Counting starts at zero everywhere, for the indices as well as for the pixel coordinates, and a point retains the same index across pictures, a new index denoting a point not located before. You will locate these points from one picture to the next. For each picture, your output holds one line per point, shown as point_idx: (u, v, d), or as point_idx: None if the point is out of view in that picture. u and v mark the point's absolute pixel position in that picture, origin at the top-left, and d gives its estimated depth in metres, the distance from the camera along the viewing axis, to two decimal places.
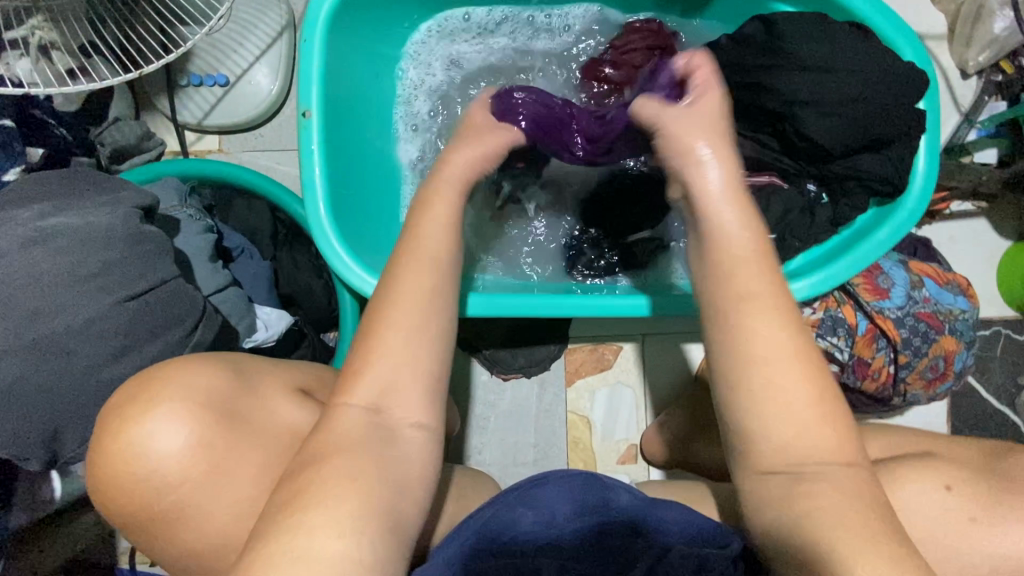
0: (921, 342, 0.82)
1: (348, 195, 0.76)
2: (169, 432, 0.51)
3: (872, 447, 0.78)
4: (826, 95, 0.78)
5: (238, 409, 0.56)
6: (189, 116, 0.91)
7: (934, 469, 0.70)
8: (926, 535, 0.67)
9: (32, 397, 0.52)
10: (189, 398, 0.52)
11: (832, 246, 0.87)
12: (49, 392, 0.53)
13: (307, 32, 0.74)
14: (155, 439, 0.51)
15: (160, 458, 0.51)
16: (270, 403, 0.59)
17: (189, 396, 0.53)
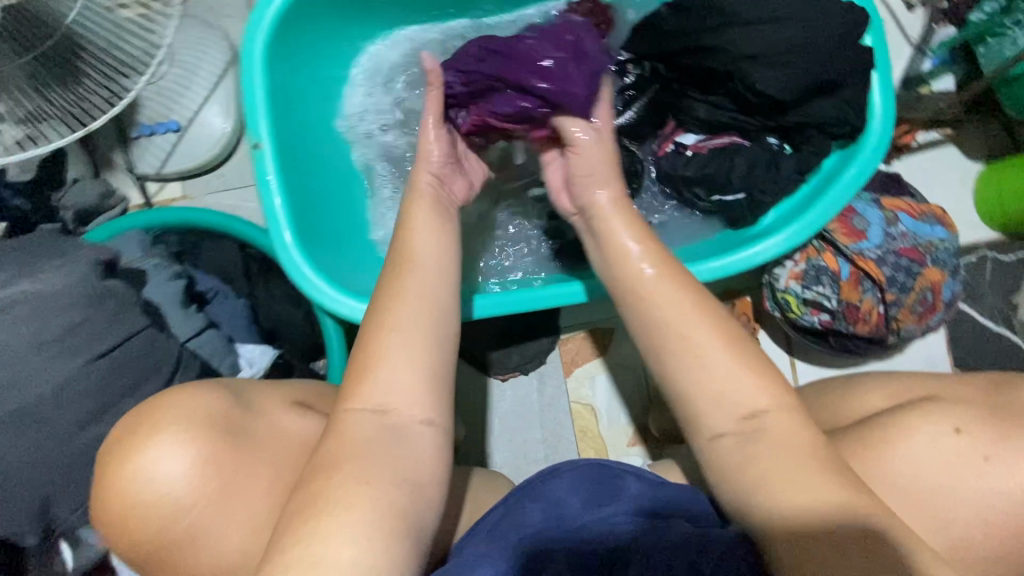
0: (905, 278, 0.83)
1: (311, 218, 0.79)
2: (171, 459, 0.54)
3: (871, 399, 0.67)
4: (769, 48, 0.76)
5: (242, 429, 0.58)
6: (148, 166, 1.01)
7: (937, 411, 0.59)
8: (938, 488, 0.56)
9: (15, 468, 0.55)
10: (187, 425, 0.55)
11: (803, 194, 0.85)
12: (31, 460, 0.55)
13: (246, 65, 0.76)
14: (158, 465, 0.53)
15: (166, 482, 0.53)
16: (270, 422, 0.61)
17: (186, 421, 0.56)
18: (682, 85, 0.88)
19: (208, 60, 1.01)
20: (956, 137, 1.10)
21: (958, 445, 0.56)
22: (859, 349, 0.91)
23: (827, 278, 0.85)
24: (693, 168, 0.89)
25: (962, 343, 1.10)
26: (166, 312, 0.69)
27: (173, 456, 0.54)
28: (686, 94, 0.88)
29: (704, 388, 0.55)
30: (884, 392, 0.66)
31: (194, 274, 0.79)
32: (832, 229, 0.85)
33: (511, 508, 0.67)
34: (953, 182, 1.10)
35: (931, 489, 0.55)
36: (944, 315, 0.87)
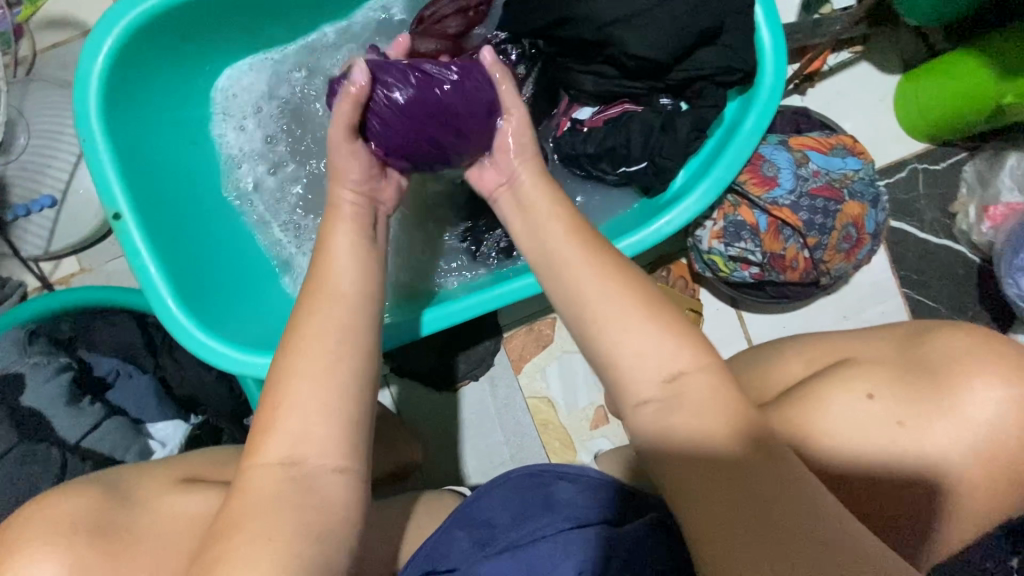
0: (824, 218, 0.80)
1: (197, 278, 0.75)
2: (44, 571, 0.49)
3: (795, 363, 0.64)
4: (635, 7, 0.71)
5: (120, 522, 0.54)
6: (34, 248, 0.94)
7: (854, 374, 0.56)
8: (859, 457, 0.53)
9: None
10: (54, 531, 0.51)
11: (709, 150, 0.81)
12: None
13: (84, 131, 0.70)
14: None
15: None
16: (157, 504, 0.58)
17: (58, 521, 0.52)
18: (564, 59, 0.83)
19: (70, 123, 0.94)
20: (867, 52, 1.06)
21: (877, 409, 0.54)
22: (795, 295, 0.89)
23: (750, 230, 0.81)
24: (593, 144, 0.84)
25: (905, 262, 1.08)
26: (53, 419, 0.68)
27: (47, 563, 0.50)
28: (571, 68, 0.83)
29: (615, 366, 0.48)
30: (808, 358, 0.63)
31: (90, 360, 0.76)
32: (743, 181, 0.82)
33: (446, 538, 0.63)
34: (872, 100, 1.07)
35: (862, 458, 0.53)
36: (873, 246, 0.85)
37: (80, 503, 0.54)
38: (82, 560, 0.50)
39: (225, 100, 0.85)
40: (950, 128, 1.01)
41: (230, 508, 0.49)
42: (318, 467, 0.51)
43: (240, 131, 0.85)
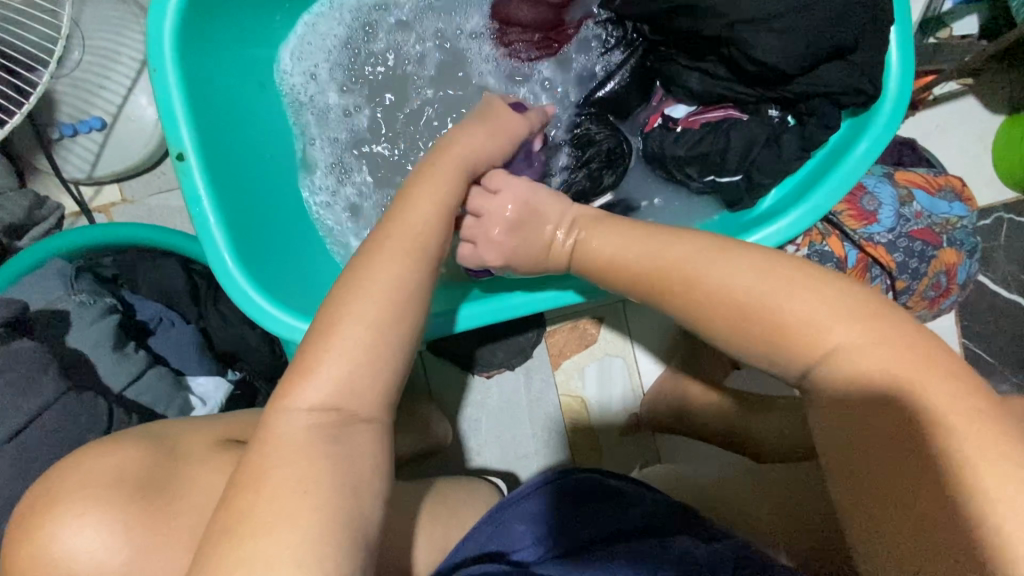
0: (918, 263, 0.75)
1: (254, 232, 0.70)
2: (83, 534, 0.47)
3: None
4: (768, 8, 0.65)
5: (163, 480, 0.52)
6: (77, 170, 0.90)
7: None
8: None
9: None
10: (92, 485, 0.48)
11: (808, 171, 0.75)
12: None
13: (155, 58, 0.64)
14: (70, 535, 0.46)
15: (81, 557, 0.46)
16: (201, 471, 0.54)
17: (101, 475, 0.49)
18: (670, 50, 0.77)
19: (129, 43, 0.88)
20: (975, 87, 0.99)
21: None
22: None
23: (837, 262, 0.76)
24: (685, 146, 0.79)
25: (969, 313, 1.04)
26: (98, 365, 0.65)
27: (89, 523, 0.47)
28: (676, 61, 0.77)
29: None
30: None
31: (133, 302, 0.74)
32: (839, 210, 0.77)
33: (498, 524, 0.67)
34: (970, 138, 1.00)
35: None
36: (957, 296, 0.80)
37: (123, 459, 0.51)
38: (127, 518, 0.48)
39: (299, 46, 0.80)
40: None
41: (251, 457, 0.47)
42: (376, 452, 0.48)
43: (311, 82, 0.80)
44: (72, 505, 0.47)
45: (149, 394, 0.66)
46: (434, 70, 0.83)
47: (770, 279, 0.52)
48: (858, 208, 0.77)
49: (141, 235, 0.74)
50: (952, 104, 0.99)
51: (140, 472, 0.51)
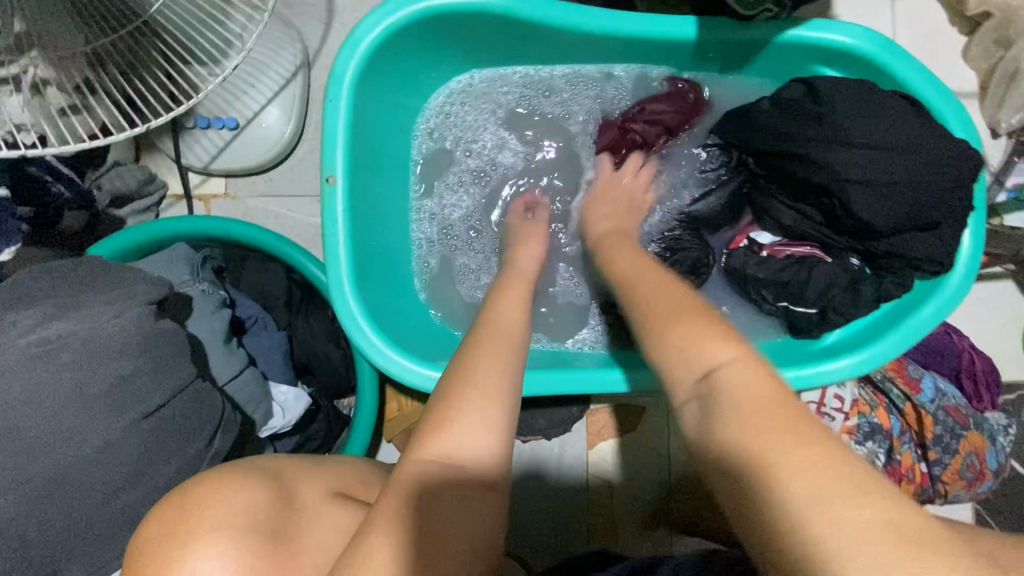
0: (952, 438, 0.82)
1: (369, 257, 0.75)
2: (217, 571, 0.43)
3: None
4: (877, 175, 0.72)
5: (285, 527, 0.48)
6: (195, 159, 0.94)
7: None
8: None
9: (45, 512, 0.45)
10: (233, 524, 0.44)
11: (873, 319, 0.83)
12: (74, 523, 0.45)
13: (334, 89, 0.71)
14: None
15: None
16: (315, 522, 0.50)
17: (236, 517, 0.45)
18: (770, 183, 0.84)
19: (282, 60, 0.94)
20: (1016, 273, 1.08)
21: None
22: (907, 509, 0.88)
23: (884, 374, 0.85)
24: (766, 270, 0.85)
25: None
26: (208, 353, 0.62)
27: (220, 556, 0.43)
28: (774, 195, 0.84)
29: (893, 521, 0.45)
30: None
31: (235, 297, 0.76)
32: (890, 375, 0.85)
33: None
34: (1007, 317, 1.08)
35: None
36: (991, 482, 0.86)
37: (251, 498, 0.47)
38: (263, 566, 0.45)
39: (445, 104, 0.88)
40: None
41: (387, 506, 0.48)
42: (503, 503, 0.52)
43: (447, 137, 0.88)
44: (207, 541, 0.43)
45: (246, 393, 0.64)
46: (557, 152, 0.90)
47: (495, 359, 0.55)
48: (905, 375, 0.85)
49: (248, 235, 0.77)
50: (994, 282, 1.08)
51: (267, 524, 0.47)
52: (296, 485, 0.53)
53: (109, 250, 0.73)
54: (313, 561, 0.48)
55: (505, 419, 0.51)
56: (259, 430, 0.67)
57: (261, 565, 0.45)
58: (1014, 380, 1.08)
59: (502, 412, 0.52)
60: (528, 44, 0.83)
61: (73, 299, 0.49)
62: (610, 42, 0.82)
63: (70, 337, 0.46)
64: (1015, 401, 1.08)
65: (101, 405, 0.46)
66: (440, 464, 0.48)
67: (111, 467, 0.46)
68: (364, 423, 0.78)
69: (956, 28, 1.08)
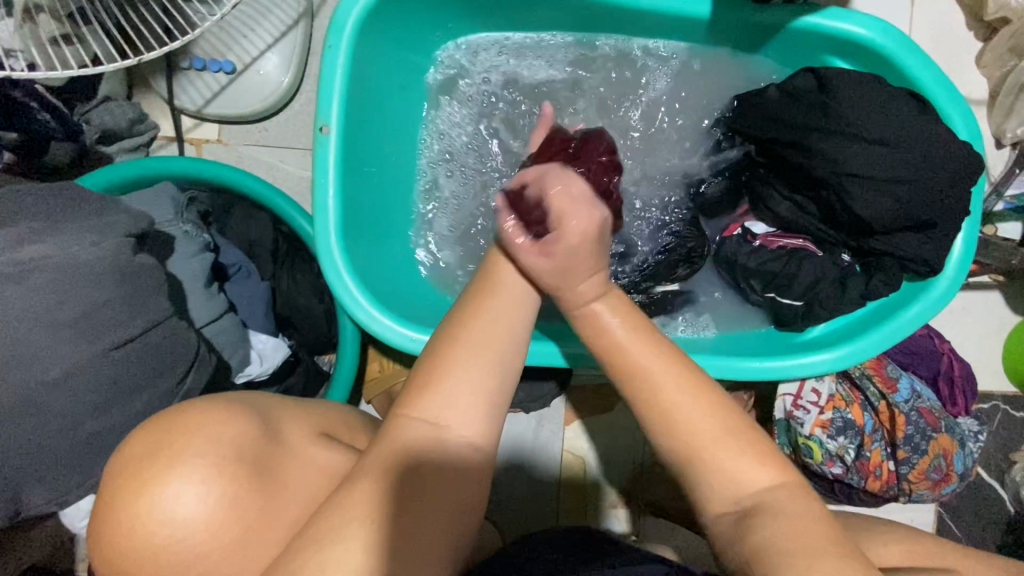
0: (921, 439, 0.83)
1: (358, 213, 0.74)
2: (192, 497, 0.43)
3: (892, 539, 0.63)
4: (877, 169, 0.72)
5: (267, 463, 0.48)
6: (188, 102, 0.92)
7: None
8: None
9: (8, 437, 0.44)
10: (216, 453, 0.44)
11: (859, 316, 0.83)
12: (36, 449, 0.45)
13: (334, 36, 0.69)
14: (175, 494, 0.42)
15: (179, 526, 0.42)
16: (295, 456, 0.52)
17: (223, 447, 0.45)
18: (769, 172, 0.84)
19: (284, 6, 0.91)
20: (1003, 284, 1.08)
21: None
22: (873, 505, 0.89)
23: (863, 371, 0.85)
24: (755, 260, 0.84)
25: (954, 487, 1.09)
26: (187, 294, 0.61)
27: (200, 482, 0.43)
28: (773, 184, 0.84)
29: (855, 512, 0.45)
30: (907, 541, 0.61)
31: (220, 243, 0.75)
32: (868, 373, 0.85)
33: None
34: (989, 327, 1.10)
35: None
36: (957, 485, 0.87)
37: (237, 431, 0.47)
38: (238, 494, 0.45)
39: (444, 64, 0.86)
40: None
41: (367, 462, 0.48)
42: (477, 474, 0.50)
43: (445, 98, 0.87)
44: (191, 464, 0.43)
45: (224, 338, 0.63)
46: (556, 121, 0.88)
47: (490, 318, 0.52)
48: (882, 374, 0.86)
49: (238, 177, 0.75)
50: (981, 292, 1.09)
51: (252, 455, 0.47)
52: (282, 423, 0.53)
53: (95, 181, 0.72)
54: (293, 495, 0.49)
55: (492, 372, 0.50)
56: (235, 376, 0.66)
57: (232, 498, 0.44)
58: (990, 390, 1.10)
59: (492, 369, 0.50)
60: (538, 6, 0.81)
61: (48, 224, 0.48)
62: (621, 12, 0.81)
63: (43, 261, 0.45)
64: (988, 411, 1.10)
65: (71, 332, 0.45)
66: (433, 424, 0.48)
67: (79, 395, 0.46)
68: (342, 381, 0.78)
69: (973, 31, 1.07)
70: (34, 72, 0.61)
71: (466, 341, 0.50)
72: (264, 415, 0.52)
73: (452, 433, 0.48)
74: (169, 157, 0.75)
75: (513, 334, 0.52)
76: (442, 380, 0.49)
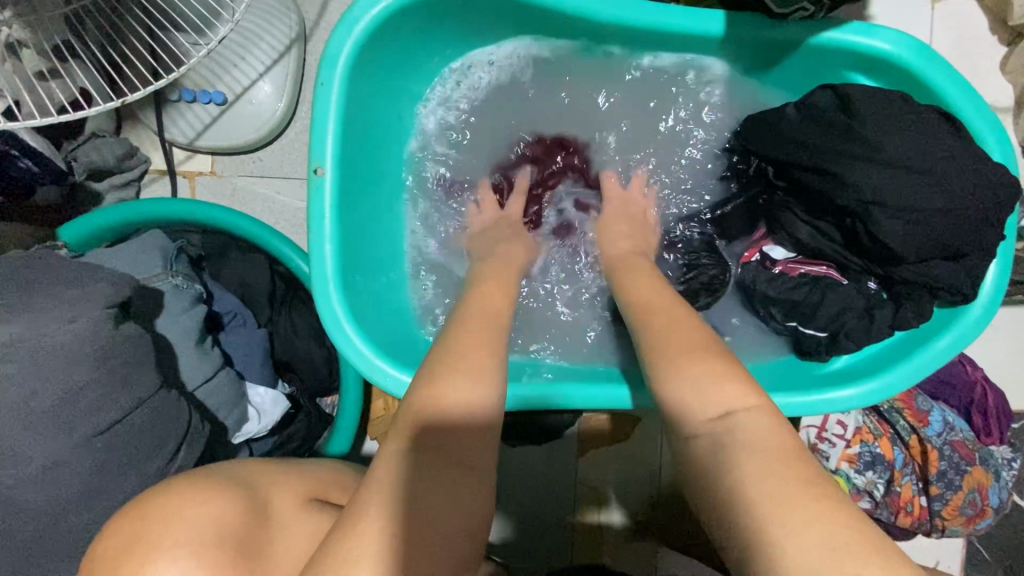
0: (956, 474, 0.79)
1: (358, 254, 0.71)
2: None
3: None
4: (906, 197, 0.68)
5: (253, 542, 0.45)
6: (179, 134, 0.89)
7: None
8: None
9: None
10: (198, 535, 0.41)
11: (885, 346, 0.80)
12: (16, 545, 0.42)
13: (326, 72, 0.65)
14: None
15: None
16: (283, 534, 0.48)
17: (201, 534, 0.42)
18: (789, 197, 0.80)
19: (276, 31, 0.87)
20: None
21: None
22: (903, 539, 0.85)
23: (891, 403, 0.81)
24: (775, 288, 0.81)
25: None
26: (178, 354, 0.58)
27: (181, 566, 0.39)
28: (791, 209, 0.80)
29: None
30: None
31: (214, 290, 0.72)
32: (896, 405, 0.81)
33: None
34: (1018, 344, 1.05)
35: None
36: (992, 518, 0.83)
37: (222, 509, 0.44)
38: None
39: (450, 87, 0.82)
40: None
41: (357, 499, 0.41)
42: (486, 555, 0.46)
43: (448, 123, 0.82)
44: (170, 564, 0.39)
45: (219, 398, 0.60)
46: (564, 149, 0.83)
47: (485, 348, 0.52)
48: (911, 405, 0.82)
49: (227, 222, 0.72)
50: (1009, 308, 1.04)
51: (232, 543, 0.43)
52: (267, 494, 0.51)
53: (74, 234, 0.69)
54: (284, 573, 0.46)
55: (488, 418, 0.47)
56: (232, 435, 0.63)
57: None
58: (1020, 409, 1.05)
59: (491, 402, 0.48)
60: (542, 28, 0.76)
61: (22, 299, 0.44)
62: (630, 31, 0.76)
63: (17, 343, 0.42)
64: (1017, 431, 1.06)
65: (48, 420, 0.41)
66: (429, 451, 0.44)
67: (59, 488, 0.42)
68: (344, 431, 0.74)
69: (995, 35, 1.02)
70: (10, 122, 0.58)
71: (458, 362, 0.49)
72: (250, 489, 0.49)
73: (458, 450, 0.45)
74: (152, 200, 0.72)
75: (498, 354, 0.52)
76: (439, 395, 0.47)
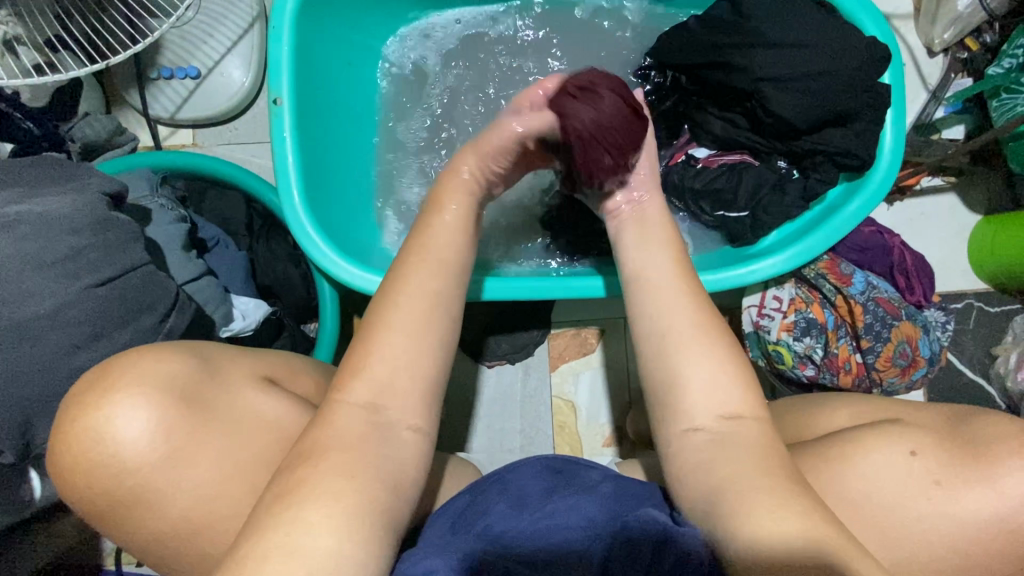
0: (881, 327, 0.86)
1: (319, 177, 0.80)
2: (131, 420, 0.52)
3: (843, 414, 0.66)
4: (789, 71, 0.77)
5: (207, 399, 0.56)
6: (161, 110, 1.00)
7: (895, 432, 0.58)
8: (896, 504, 0.55)
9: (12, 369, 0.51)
10: (148, 386, 0.53)
11: (806, 220, 0.87)
12: (37, 378, 0.52)
13: (277, 18, 0.76)
14: (116, 424, 0.51)
15: (119, 443, 0.51)
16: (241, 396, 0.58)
17: (153, 382, 0.53)
18: (701, 97, 0.89)
19: (238, 11, 0.99)
20: (956, 185, 1.12)
21: (916, 467, 0.56)
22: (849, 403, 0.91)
23: (818, 271, 0.89)
24: (701, 181, 0.89)
25: (939, 388, 1.11)
26: (166, 256, 0.68)
27: (136, 408, 0.52)
28: (704, 108, 0.89)
29: None
30: (853, 411, 0.65)
31: (197, 221, 0.81)
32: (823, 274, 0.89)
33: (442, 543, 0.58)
34: (951, 229, 1.13)
35: (916, 505, 0.55)
36: (926, 369, 0.90)
37: (176, 370, 0.55)
38: (173, 426, 0.53)
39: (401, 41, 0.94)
40: (1016, 271, 1.06)
41: (316, 432, 0.53)
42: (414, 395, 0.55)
43: (399, 72, 0.94)
44: (124, 400, 0.52)
45: (205, 295, 0.69)
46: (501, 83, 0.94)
47: (425, 304, 0.59)
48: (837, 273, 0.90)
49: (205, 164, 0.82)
50: (936, 196, 1.12)
51: (182, 390, 0.54)
52: (227, 368, 0.60)
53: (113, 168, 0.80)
54: (237, 437, 0.56)
55: (420, 322, 0.58)
56: (219, 330, 0.72)
57: (166, 425, 0.53)
58: (961, 289, 1.12)
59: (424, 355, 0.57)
60: None
61: (29, 187, 0.55)
62: None
63: (27, 215, 0.52)
64: (962, 310, 1.13)
65: (56, 272, 0.52)
66: (368, 379, 0.55)
67: (71, 327, 0.53)
68: (326, 336, 0.83)
69: None
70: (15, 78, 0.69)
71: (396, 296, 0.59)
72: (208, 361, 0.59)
73: (392, 413, 0.54)
74: (141, 154, 0.82)
75: (444, 306, 0.59)
76: (378, 362, 0.55)
